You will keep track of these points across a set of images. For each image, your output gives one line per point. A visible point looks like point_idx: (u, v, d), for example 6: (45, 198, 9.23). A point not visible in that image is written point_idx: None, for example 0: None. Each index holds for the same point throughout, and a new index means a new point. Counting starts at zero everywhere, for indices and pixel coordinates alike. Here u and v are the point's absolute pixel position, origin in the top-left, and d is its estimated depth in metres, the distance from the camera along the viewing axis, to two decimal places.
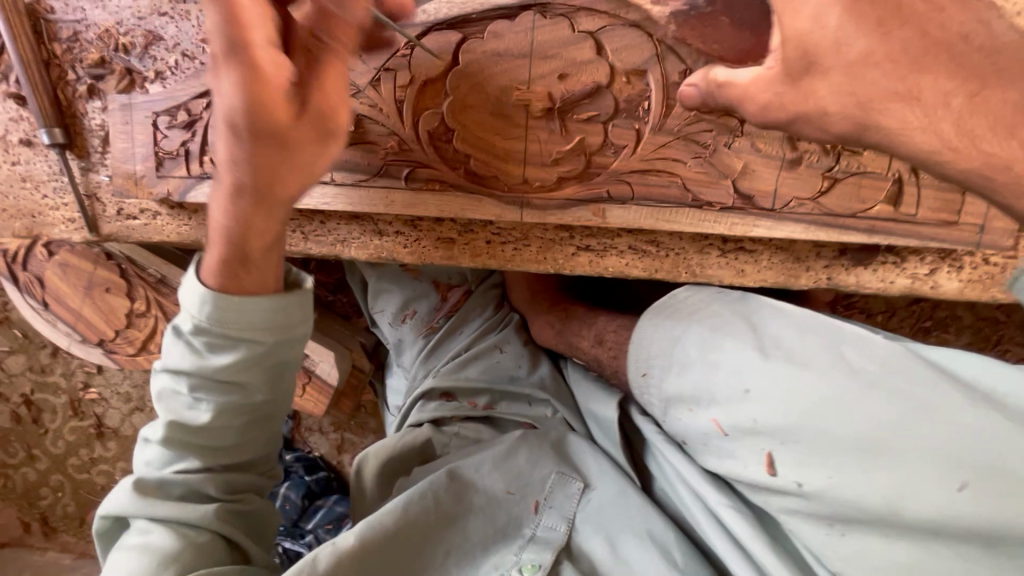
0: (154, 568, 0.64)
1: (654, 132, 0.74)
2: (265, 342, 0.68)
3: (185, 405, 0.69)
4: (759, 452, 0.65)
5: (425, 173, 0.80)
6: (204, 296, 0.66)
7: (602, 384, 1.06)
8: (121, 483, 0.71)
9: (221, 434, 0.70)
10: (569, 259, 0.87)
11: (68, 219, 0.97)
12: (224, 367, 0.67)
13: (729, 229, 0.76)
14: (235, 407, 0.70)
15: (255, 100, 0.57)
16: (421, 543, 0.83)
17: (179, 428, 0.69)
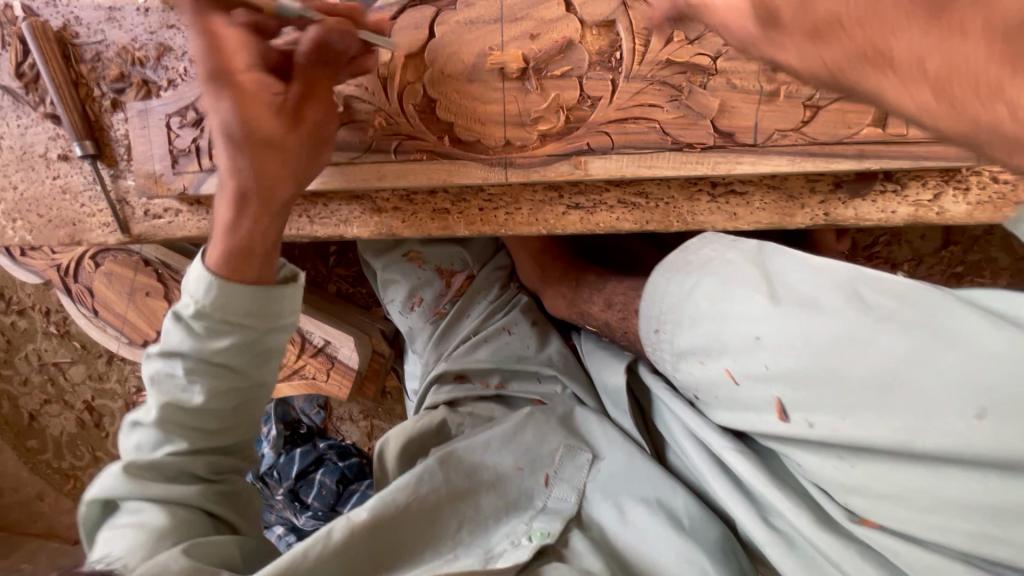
0: (150, 540, 0.68)
1: (626, 80, 0.75)
2: (257, 327, 0.74)
3: (176, 387, 0.73)
4: (767, 396, 0.62)
5: (413, 144, 0.83)
6: (207, 279, 0.72)
7: (611, 353, 1.05)
8: (110, 469, 0.74)
9: (214, 415, 0.75)
10: (560, 218, 0.88)
11: (102, 224, 1.07)
12: (220, 349, 0.73)
13: (713, 169, 0.75)
14: (225, 389, 0.74)
15: (241, 115, 0.70)
16: (434, 517, 0.84)
17: (173, 411, 0.73)
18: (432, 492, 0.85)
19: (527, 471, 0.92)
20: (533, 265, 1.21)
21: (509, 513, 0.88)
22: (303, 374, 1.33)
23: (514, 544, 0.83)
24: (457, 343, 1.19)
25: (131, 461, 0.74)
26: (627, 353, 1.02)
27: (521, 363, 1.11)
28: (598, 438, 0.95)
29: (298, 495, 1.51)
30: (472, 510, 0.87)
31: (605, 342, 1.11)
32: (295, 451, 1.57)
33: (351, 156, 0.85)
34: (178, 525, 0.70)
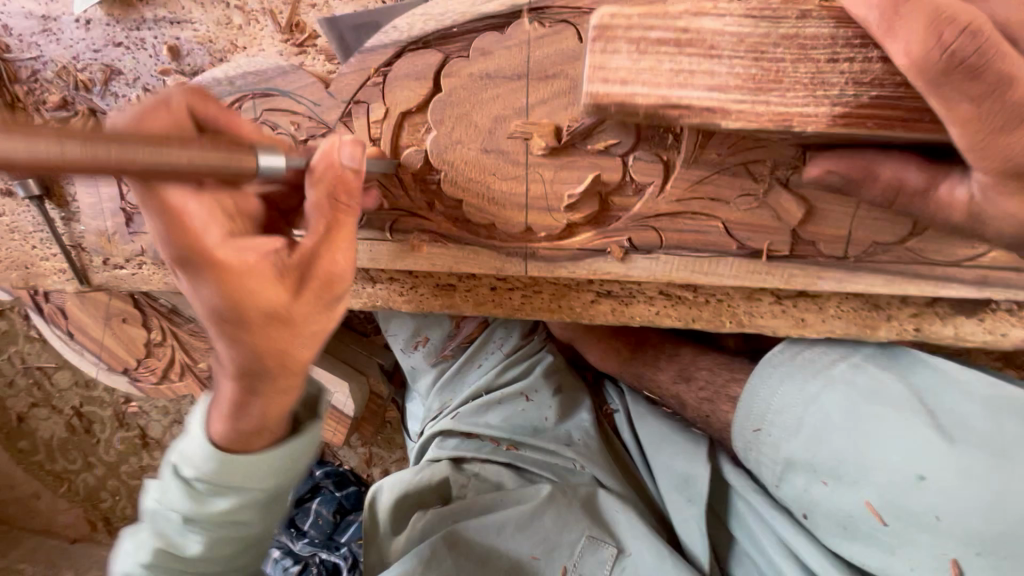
0: None
1: (686, 166, 0.59)
2: (264, 486, 0.54)
3: (172, 530, 0.55)
4: (940, 556, 0.56)
5: (412, 222, 0.68)
6: (204, 443, 0.53)
7: (674, 427, 0.87)
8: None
9: (211, 566, 0.57)
10: (588, 307, 0.74)
11: (58, 270, 0.93)
12: (220, 513, 0.53)
13: (785, 283, 0.60)
14: (230, 540, 0.56)
15: (229, 296, 0.49)
16: None
17: (164, 555, 0.55)
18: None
19: (545, 563, 0.79)
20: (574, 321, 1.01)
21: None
22: None
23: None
24: (470, 393, 1.03)
25: None
26: (701, 440, 0.84)
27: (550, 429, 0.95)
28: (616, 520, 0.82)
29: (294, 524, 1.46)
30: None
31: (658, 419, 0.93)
32: None
33: None
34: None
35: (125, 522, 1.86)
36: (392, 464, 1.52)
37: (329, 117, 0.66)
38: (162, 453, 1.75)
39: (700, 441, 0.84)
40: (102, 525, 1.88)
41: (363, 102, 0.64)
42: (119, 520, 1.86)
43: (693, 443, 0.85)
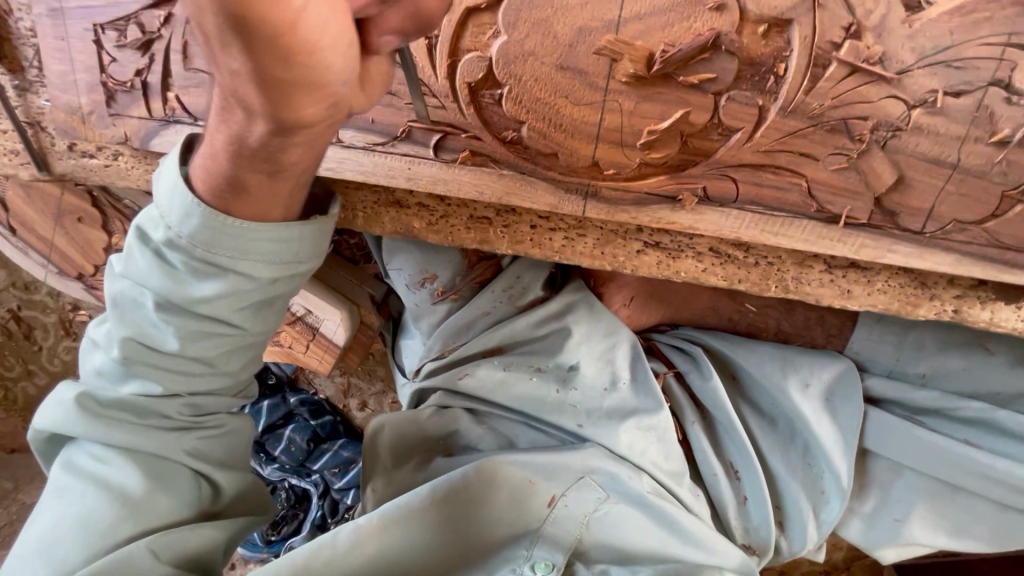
0: (117, 509, 0.60)
1: (781, 114, 0.54)
2: (239, 326, 0.58)
3: (148, 324, 0.57)
4: (990, 382, 0.88)
5: (462, 142, 0.60)
6: (189, 207, 0.52)
7: (770, 378, 0.94)
8: (59, 395, 0.64)
9: (195, 364, 0.60)
10: (632, 257, 0.69)
11: (8, 151, 0.77)
12: (202, 301, 0.54)
13: (854, 252, 0.58)
14: (221, 342, 0.59)
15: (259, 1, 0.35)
16: (435, 533, 0.80)
17: (140, 348, 0.59)
18: (443, 504, 0.82)
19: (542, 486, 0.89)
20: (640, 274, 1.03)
21: (512, 548, 0.83)
22: (278, 341, 1.17)
23: (515, 573, 0.79)
24: (479, 346, 1.02)
25: (87, 393, 0.63)
26: (840, 356, 0.95)
27: (605, 399, 0.96)
28: (700, 438, 0.98)
29: (265, 448, 1.45)
30: (482, 524, 0.83)
31: (782, 349, 0.97)
32: (262, 403, 1.45)
33: (373, 141, 0.61)
34: (145, 508, 0.62)
35: None
36: (371, 396, 1.48)
37: None
38: None
39: (846, 363, 0.94)
40: None
41: None
42: None
43: (812, 362, 0.94)
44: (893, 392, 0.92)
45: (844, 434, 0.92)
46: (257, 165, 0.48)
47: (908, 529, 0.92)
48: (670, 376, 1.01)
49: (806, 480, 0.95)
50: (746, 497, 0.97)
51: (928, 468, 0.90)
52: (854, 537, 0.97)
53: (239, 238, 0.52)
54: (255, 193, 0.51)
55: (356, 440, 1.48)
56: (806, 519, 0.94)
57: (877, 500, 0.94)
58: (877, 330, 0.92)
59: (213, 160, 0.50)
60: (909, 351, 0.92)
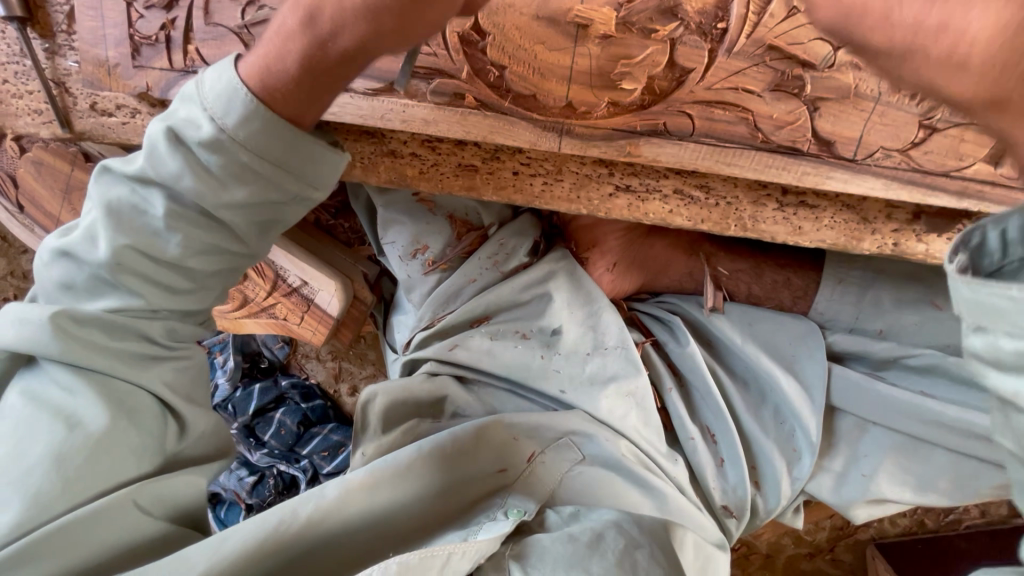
0: (88, 448, 0.61)
1: (727, 56, 0.62)
2: (244, 243, 0.64)
3: (150, 230, 0.60)
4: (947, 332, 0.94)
5: (452, 86, 0.68)
6: (232, 87, 0.57)
7: (735, 337, 1.01)
8: (26, 314, 0.63)
9: (196, 272, 0.64)
10: (605, 200, 0.77)
11: (33, 111, 0.84)
12: (229, 205, 0.59)
13: (798, 179, 0.66)
14: (217, 249, 0.63)
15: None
16: (424, 485, 0.82)
17: (136, 255, 0.61)
18: (431, 461, 0.84)
19: (524, 443, 0.93)
20: (621, 242, 1.10)
21: (489, 499, 0.86)
22: (274, 313, 1.23)
23: (489, 517, 0.81)
24: (466, 313, 1.08)
25: (63, 311, 0.63)
26: (804, 318, 1.02)
27: (588, 363, 1.02)
28: (677, 404, 1.02)
29: (255, 432, 1.47)
30: (468, 479, 0.86)
31: (750, 311, 1.04)
32: (254, 386, 1.49)
33: (375, 87, 0.69)
34: (117, 446, 0.63)
35: None
36: (362, 379, 1.50)
37: None
38: None
39: (809, 324, 1.01)
40: None
41: None
42: None
43: (774, 321, 1.02)
44: (856, 346, 0.99)
45: (810, 389, 0.98)
46: (320, 78, 0.56)
47: (875, 484, 0.95)
48: (648, 344, 1.07)
49: (779, 437, 1.00)
50: (723, 460, 1.01)
51: (890, 420, 0.96)
52: (825, 496, 0.99)
53: (263, 132, 0.57)
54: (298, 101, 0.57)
55: (347, 425, 1.49)
56: (780, 475, 0.98)
57: (846, 456, 0.98)
58: (837, 289, 0.99)
59: (280, 65, 0.56)
60: (868, 307, 0.98)
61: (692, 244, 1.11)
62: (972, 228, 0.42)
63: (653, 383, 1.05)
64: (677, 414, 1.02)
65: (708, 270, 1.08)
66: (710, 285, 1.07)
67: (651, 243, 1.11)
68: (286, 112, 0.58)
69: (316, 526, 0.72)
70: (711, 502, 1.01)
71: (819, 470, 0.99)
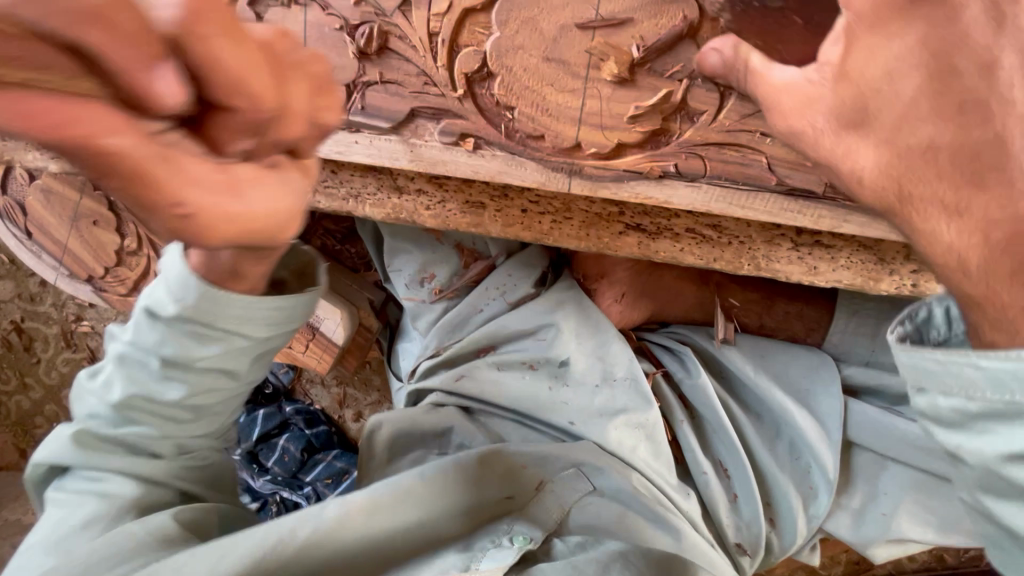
0: (114, 514, 0.66)
1: (741, 99, 0.61)
2: (250, 338, 0.58)
3: (150, 379, 0.62)
4: None
5: (460, 127, 0.67)
6: (182, 277, 0.54)
7: (747, 368, 0.99)
8: (60, 431, 0.70)
9: (190, 410, 0.64)
10: (615, 238, 0.75)
11: (42, 145, 0.85)
12: (208, 360, 0.58)
13: (813, 222, 0.65)
14: (217, 389, 0.63)
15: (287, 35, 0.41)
16: (427, 507, 0.80)
17: (143, 400, 0.63)
18: (435, 484, 0.82)
19: (532, 470, 0.92)
20: (629, 273, 1.10)
21: (495, 523, 0.83)
22: None
23: (494, 542, 0.78)
24: (472, 341, 1.08)
25: (83, 427, 0.68)
26: (817, 350, 1.01)
27: (598, 394, 1.00)
28: (689, 437, 1.00)
29: (258, 458, 1.45)
30: (472, 505, 0.84)
31: (762, 343, 1.03)
32: (258, 412, 1.47)
33: (381, 127, 0.69)
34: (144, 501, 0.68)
35: None
36: (367, 405, 1.49)
37: (388, 3, 0.62)
38: None
39: (823, 358, 0.99)
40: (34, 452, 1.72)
41: None
42: None
43: (785, 356, 1.00)
44: (870, 380, 0.96)
45: (825, 424, 0.95)
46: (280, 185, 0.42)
47: (896, 522, 0.91)
48: (658, 375, 1.05)
49: (795, 474, 0.96)
50: (736, 495, 0.98)
51: (912, 459, 0.91)
52: (844, 534, 0.95)
53: (217, 301, 0.54)
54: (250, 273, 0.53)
55: (350, 452, 1.47)
56: (795, 513, 0.95)
57: (865, 493, 0.94)
58: (852, 321, 0.98)
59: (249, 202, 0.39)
60: (882, 340, 0.96)
61: (702, 278, 1.09)
62: (919, 306, 0.52)
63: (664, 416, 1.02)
64: (688, 446, 0.99)
65: (719, 301, 1.06)
66: (726, 326, 1.04)
67: (659, 275, 1.10)
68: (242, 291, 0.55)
69: (316, 543, 0.70)
70: (724, 539, 0.98)
71: (838, 508, 0.95)
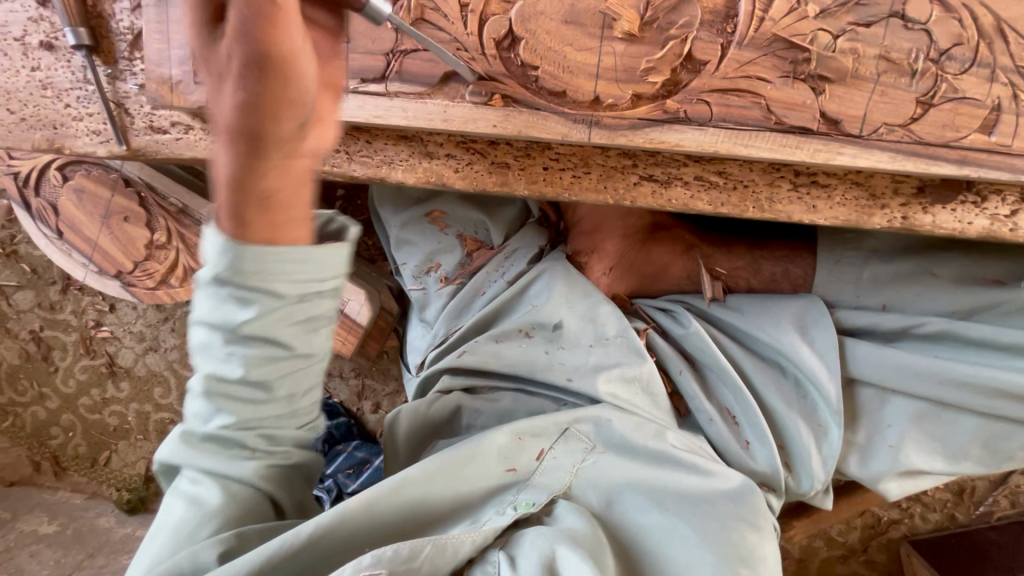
0: (207, 519, 0.75)
1: (738, 47, 0.69)
2: (283, 295, 0.66)
3: (218, 361, 0.70)
4: (949, 302, 0.98)
5: (489, 86, 0.74)
6: (221, 242, 0.62)
7: (741, 319, 1.06)
8: (172, 432, 0.80)
9: (254, 390, 0.72)
10: (631, 189, 0.82)
11: (92, 131, 0.91)
12: (248, 323, 0.66)
13: (811, 156, 0.71)
14: (266, 361, 0.70)
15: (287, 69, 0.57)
16: (420, 499, 0.85)
17: (216, 382, 0.72)
18: (431, 472, 0.87)
19: (529, 441, 0.95)
20: (619, 248, 1.20)
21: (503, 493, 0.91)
22: None
23: (500, 513, 0.87)
24: (476, 321, 1.15)
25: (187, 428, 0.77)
26: (810, 295, 1.05)
27: (592, 353, 1.05)
28: (691, 386, 1.05)
29: None
30: (467, 485, 0.89)
31: (753, 298, 1.09)
32: None
33: (419, 91, 0.76)
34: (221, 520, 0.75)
35: (76, 462, 1.70)
36: (385, 396, 1.52)
37: None
38: (130, 385, 1.64)
39: (811, 299, 1.04)
40: (48, 466, 1.71)
41: None
42: (69, 459, 1.70)
43: (780, 304, 1.05)
44: (863, 321, 1.01)
45: (827, 359, 0.99)
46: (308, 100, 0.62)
47: (903, 454, 0.97)
48: (651, 331, 1.11)
49: (803, 413, 1.01)
50: (748, 442, 1.02)
51: (918, 390, 0.96)
52: (854, 472, 1.01)
53: (259, 263, 0.63)
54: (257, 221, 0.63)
55: (370, 443, 1.49)
56: (808, 452, 0.99)
57: (871, 427, 1.00)
58: (837, 269, 1.05)
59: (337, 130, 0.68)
60: (867, 285, 1.03)
61: (687, 248, 1.18)
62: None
63: (664, 374, 1.10)
64: (692, 397, 1.05)
65: (706, 267, 1.14)
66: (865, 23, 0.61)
67: (650, 250, 1.20)
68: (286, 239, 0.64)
69: (325, 534, 0.77)
70: None
71: (845, 446, 1.01)
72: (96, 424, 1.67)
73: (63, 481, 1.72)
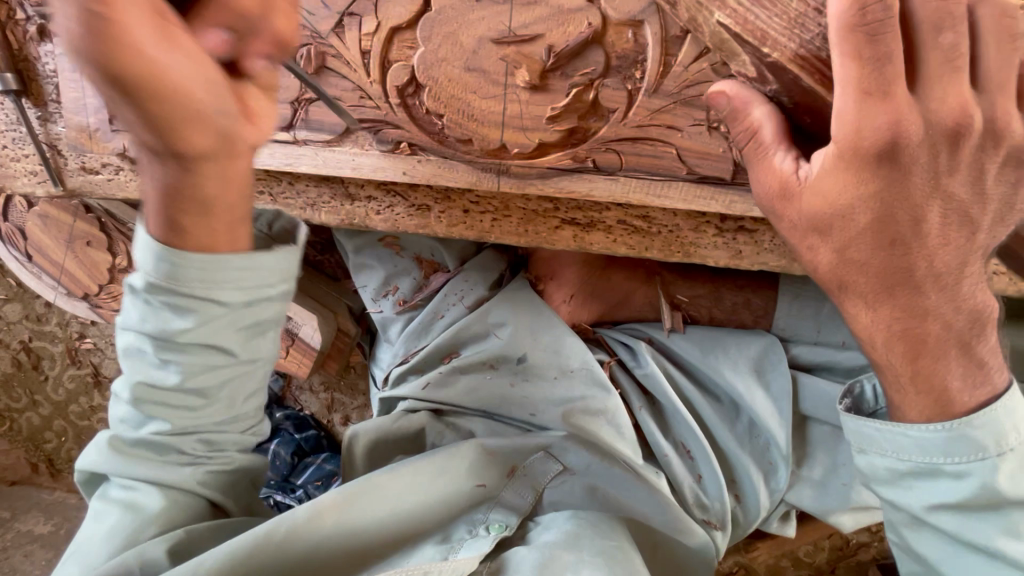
0: (146, 519, 0.73)
1: (648, 96, 0.66)
2: (225, 304, 0.63)
3: (150, 365, 0.68)
4: None
5: (397, 135, 0.73)
6: (157, 250, 0.60)
7: (708, 353, 1.03)
8: (98, 440, 0.77)
9: (184, 394, 0.69)
10: (553, 233, 0.80)
11: (29, 172, 0.92)
12: (184, 332, 0.64)
13: (726, 208, 0.69)
14: (208, 364, 0.67)
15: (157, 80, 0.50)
16: (393, 511, 0.84)
17: (144, 387, 0.69)
18: (403, 480, 0.86)
19: (500, 456, 0.95)
20: (578, 275, 1.14)
21: (474, 509, 0.88)
22: None
23: (471, 533, 0.83)
24: (436, 347, 1.10)
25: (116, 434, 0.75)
26: (765, 333, 1.05)
27: (557, 386, 1.02)
28: (649, 422, 1.02)
29: None
30: (442, 497, 0.88)
31: (709, 332, 1.06)
32: None
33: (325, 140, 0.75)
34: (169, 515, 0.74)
35: (70, 464, 1.79)
36: (353, 409, 1.55)
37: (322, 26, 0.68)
38: None
39: (767, 337, 1.03)
40: (45, 467, 1.80)
41: (357, 15, 0.68)
42: (63, 461, 1.79)
43: (734, 341, 1.03)
44: (821, 357, 1.01)
45: (778, 403, 0.99)
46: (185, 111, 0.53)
47: (856, 492, 0.96)
48: (614, 364, 1.07)
49: (753, 451, 1.00)
50: (700, 475, 1.01)
51: None
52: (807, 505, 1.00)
53: (202, 268, 0.60)
54: (195, 230, 0.60)
55: (339, 455, 1.51)
56: (757, 488, 0.99)
57: (824, 464, 1.00)
58: (796, 304, 1.03)
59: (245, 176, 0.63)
60: (827, 320, 1.02)
61: (648, 276, 1.13)
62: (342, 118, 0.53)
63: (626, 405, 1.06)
64: (652, 431, 1.02)
65: (666, 296, 1.11)
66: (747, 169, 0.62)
67: (611, 277, 1.14)
68: (230, 248, 0.62)
69: (293, 540, 0.75)
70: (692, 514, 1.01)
71: (798, 481, 1.00)
72: (87, 429, 1.74)
73: (59, 481, 1.81)
